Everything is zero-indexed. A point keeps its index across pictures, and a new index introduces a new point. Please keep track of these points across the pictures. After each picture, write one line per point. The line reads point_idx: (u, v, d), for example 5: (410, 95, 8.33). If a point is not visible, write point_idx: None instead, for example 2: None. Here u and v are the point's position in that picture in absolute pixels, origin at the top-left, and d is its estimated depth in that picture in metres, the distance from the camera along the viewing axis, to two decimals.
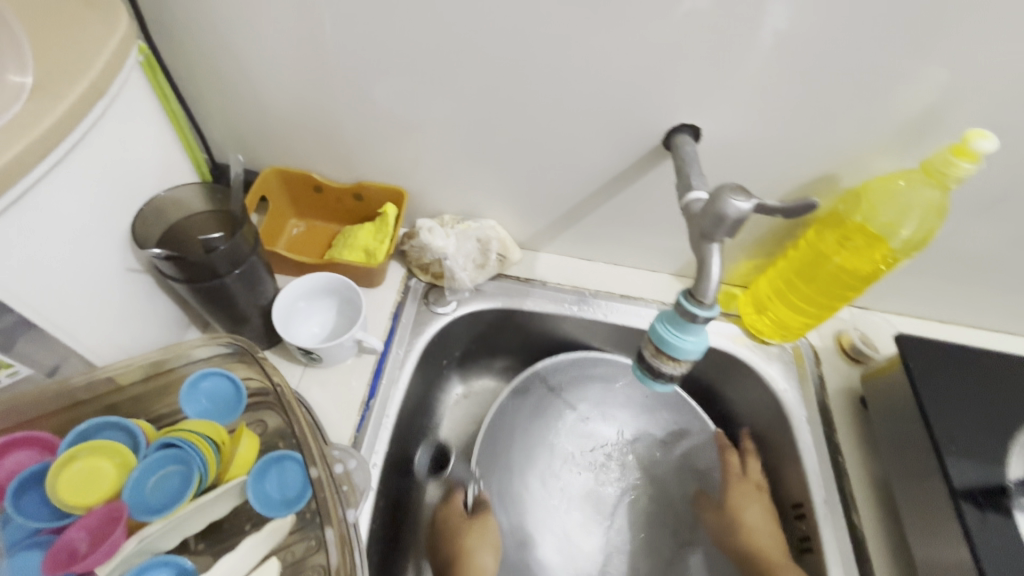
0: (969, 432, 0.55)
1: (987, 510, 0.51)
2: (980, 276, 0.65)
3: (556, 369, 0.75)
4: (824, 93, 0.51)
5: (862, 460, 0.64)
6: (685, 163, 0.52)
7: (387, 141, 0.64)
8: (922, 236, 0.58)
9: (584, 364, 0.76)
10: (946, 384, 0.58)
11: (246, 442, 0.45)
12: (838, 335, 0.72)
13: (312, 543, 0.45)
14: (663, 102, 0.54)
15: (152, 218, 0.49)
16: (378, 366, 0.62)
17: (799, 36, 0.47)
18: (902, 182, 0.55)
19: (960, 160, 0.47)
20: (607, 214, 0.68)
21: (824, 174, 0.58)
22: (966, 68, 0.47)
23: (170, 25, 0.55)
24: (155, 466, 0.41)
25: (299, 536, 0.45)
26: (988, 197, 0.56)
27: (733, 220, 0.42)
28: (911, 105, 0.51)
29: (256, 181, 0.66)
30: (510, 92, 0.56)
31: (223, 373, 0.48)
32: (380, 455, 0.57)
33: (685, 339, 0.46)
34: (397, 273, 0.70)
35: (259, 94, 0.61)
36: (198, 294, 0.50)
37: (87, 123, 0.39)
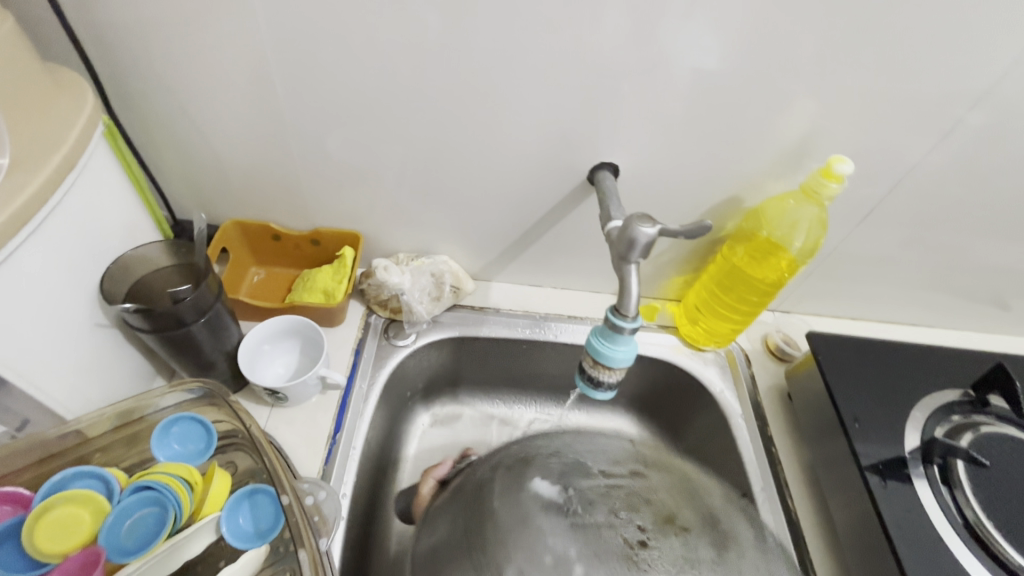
0: (870, 409, 0.64)
1: (889, 478, 0.59)
2: (867, 273, 0.77)
3: (540, 349, 0.79)
4: (717, 128, 0.60)
5: (792, 446, 0.71)
6: (606, 197, 0.59)
7: (342, 189, 0.69)
8: (813, 245, 0.68)
9: (551, 355, 0.79)
10: (849, 373, 0.67)
11: (218, 480, 0.48)
12: (764, 338, 0.80)
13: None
14: (584, 145, 0.62)
15: (119, 275, 0.52)
16: (342, 401, 0.65)
17: (693, 78, 0.56)
18: (791, 201, 0.65)
19: (829, 182, 0.57)
20: (548, 244, 0.75)
21: (729, 197, 0.67)
22: (824, 104, 0.57)
23: (128, 97, 0.59)
24: (132, 507, 0.44)
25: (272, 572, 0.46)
26: (862, 208, 0.67)
27: (643, 243, 0.49)
28: (789, 135, 0.60)
29: (216, 234, 0.70)
30: (450, 139, 0.63)
31: (193, 418, 0.51)
32: (349, 486, 0.60)
33: (617, 348, 0.51)
34: (358, 311, 0.75)
35: (219, 154, 0.65)
36: (166, 343, 0.53)
37: (61, 193, 0.44)
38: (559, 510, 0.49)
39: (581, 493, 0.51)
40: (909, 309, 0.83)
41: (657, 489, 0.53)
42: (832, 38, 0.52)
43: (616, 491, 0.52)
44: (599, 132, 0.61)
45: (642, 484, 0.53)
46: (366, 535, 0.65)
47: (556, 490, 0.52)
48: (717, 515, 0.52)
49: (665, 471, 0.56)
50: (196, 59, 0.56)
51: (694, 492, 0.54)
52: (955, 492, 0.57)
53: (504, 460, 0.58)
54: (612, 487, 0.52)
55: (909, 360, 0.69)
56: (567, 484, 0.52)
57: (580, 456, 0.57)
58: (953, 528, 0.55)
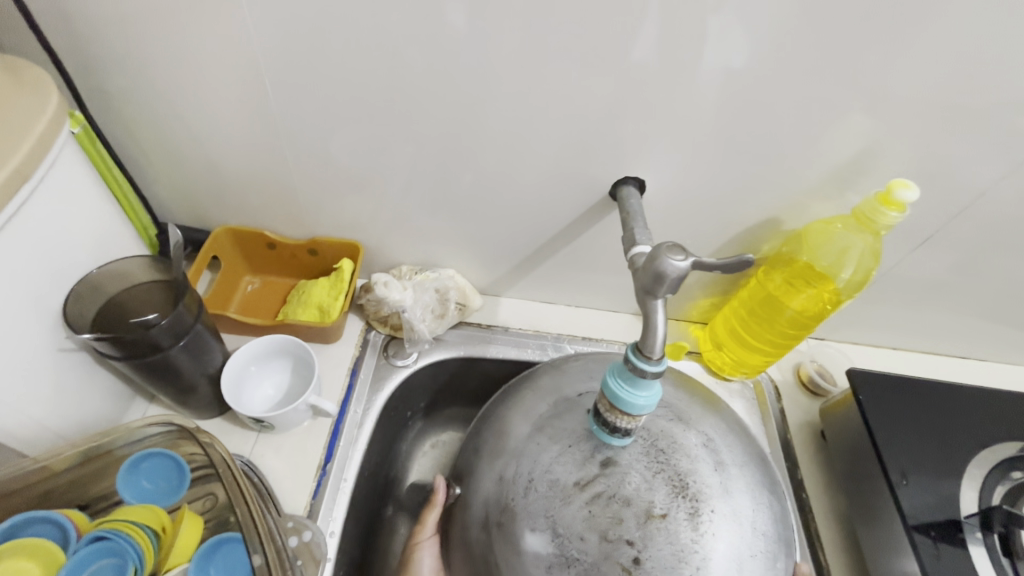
0: (919, 461, 0.57)
1: (941, 540, 0.52)
2: (917, 303, 0.69)
3: None
4: (758, 142, 0.53)
5: (825, 493, 0.64)
6: (630, 216, 0.53)
7: (342, 197, 0.64)
8: (862, 278, 0.61)
9: None
10: (895, 417, 0.60)
11: (188, 524, 0.43)
12: (796, 368, 0.74)
13: None
14: (606, 157, 0.56)
15: (88, 295, 0.48)
16: (335, 428, 0.60)
17: (732, 85, 0.49)
18: (839, 225, 0.58)
19: (888, 209, 0.50)
20: (564, 260, 0.69)
21: (768, 217, 0.60)
22: (884, 118, 0.50)
23: (107, 94, 0.54)
24: (86, 560, 0.40)
25: None
26: (920, 234, 0.60)
27: (673, 278, 0.42)
28: (840, 152, 0.53)
29: (207, 241, 0.66)
30: (459, 146, 0.57)
31: (165, 454, 0.46)
32: (338, 523, 0.55)
33: (638, 394, 0.44)
34: (357, 326, 0.70)
35: (208, 156, 0.60)
36: (141, 370, 0.48)
37: (14, 207, 0.39)
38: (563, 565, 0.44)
39: (571, 533, 0.45)
40: (961, 342, 0.75)
41: (629, 477, 0.46)
42: (900, 44, 0.45)
43: (596, 506, 0.45)
44: (624, 142, 0.55)
45: (614, 478, 0.46)
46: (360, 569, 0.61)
47: (547, 540, 0.45)
48: (687, 478, 0.46)
49: (633, 436, 0.49)
50: (179, 54, 0.51)
51: (661, 455, 0.48)
52: (1018, 563, 0.51)
53: (484, 506, 0.51)
54: (591, 498, 0.46)
55: (967, 405, 0.61)
56: (551, 522, 0.46)
57: (548, 455, 0.49)
58: None
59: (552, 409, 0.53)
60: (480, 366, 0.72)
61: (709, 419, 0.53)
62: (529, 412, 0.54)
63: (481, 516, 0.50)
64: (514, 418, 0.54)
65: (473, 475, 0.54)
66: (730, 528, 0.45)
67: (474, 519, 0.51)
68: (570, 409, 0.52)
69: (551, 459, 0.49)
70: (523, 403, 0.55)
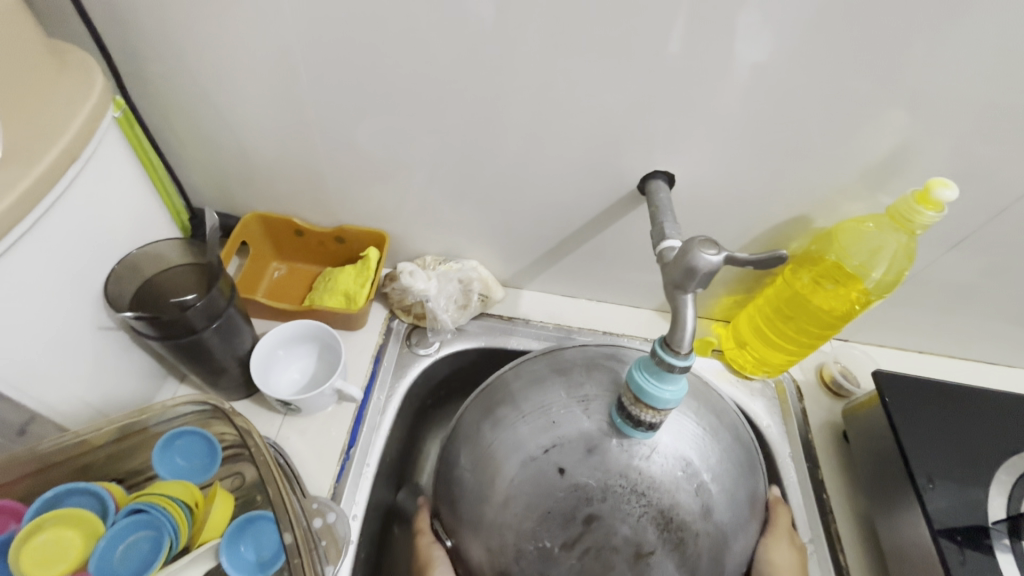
0: (946, 466, 0.56)
1: (967, 548, 0.52)
2: (947, 306, 0.68)
3: None
4: (791, 139, 0.53)
5: (846, 496, 0.64)
6: (659, 210, 0.53)
7: (370, 185, 0.64)
8: (894, 278, 0.60)
9: None
10: (923, 421, 0.59)
11: (220, 501, 0.44)
12: (819, 368, 0.73)
13: None
14: (636, 151, 0.56)
15: (126, 274, 0.49)
16: (359, 413, 0.61)
17: (768, 79, 0.48)
18: (871, 225, 0.57)
19: (924, 208, 0.49)
20: (588, 254, 0.69)
21: (797, 215, 0.60)
22: (923, 116, 0.49)
23: (145, 79, 0.55)
24: (125, 531, 0.41)
25: None
26: (954, 236, 0.59)
27: (704, 272, 0.42)
28: (875, 150, 0.52)
29: (237, 227, 0.67)
30: (488, 137, 0.57)
31: (198, 432, 0.48)
32: (360, 506, 0.56)
33: (664, 388, 0.44)
34: (380, 315, 0.70)
35: (240, 143, 0.61)
36: (175, 350, 0.50)
37: (62, 187, 0.41)
38: None
39: None
40: (990, 348, 0.73)
41: (615, 528, 0.47)
42: (947, 39, 0.44)
43: (588, 562, 0.47)
44: (655, 135, 0.54)
45: (600, 534, 0.47)
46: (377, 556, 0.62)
47: None
48: (666, 514, 0.47)
49: (609, 489, 0.48)
50: (215, 39, 0.51)
51: (640, 497, 0.47)
52: None
53: (480, 569, 0.51)
54: (581, 556, 0.47)
55: (998, 410, 0.60)
56: None
57: (527, 511, 0.49)
58: None
59: (523, 470, 0.50)
60: (500, 356, 0.73)
61: (679, 426, 0.50)
62: (500, 475, 0.50)
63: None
64: (485, 480, 0.51)
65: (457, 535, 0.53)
66: (712, 538, 0.48)
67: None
68: (537, 461, 0.49)
69: (530, 517, 0.48)
70: (490, 459, 0.52)
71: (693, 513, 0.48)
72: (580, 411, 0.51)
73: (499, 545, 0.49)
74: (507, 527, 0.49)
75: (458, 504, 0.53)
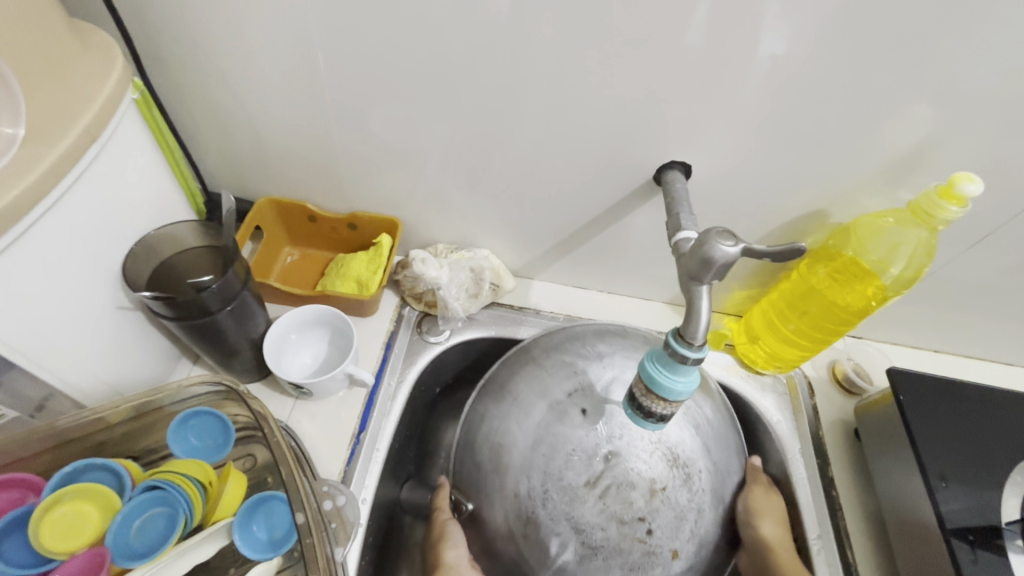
0: (960, 465, 0.56)
1: (979, 548, 0.51)
2: (966, 304, 0.67)
3: None
4: (812, 131, 0.52)
5: (855, 493, 0.63)
6: (675, 200, 0.52)
7: (383, 172, 0.64)
8: (913, 274, 0.59)
9: None
10: (937, 420, 0.58)
11: (234, 481, 0.45)
12: (832, 365, 0.72)
13: None
14: (653, 141, 0.55)
15: (142, 256, 0.50)
16: (370, 398, 0.62)
17: (790, 69, 0.47)
18: (891, 220, 0.56)
19: (948, 203, 0.48)
20: (600, 245, 0.69)
21: (815, 209, 0.59)
22: (949, 109, 0.48)
23: (162, 61, 0.55)
24: (140, 508, 0.41)
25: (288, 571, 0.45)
26: (975, 233, 0.57)
27: (721, 263, 0.41)
28: (898, 144, 0.51)
29: (251, 211, 0.67)
30: (503, 124, 0.56)
31: (212, 413, 0.48)
32: (370, 490, 0.57)
33: (676, 379, 0.44)
34: (391, 302, 0.71)
35: (255, 127, 0.61)
36: (190, 331, 0.50)
37: (81, 167, 0.41)
38: (593, 553, 0.51)
39: (592, 527, 0.51)
40: (1008, 348, 0.72)
41: (632, 464, 0.52)
42: (979, 29, 0.42)
43: (608, 498, 0.51)
44: (672, 125, 0.53)
45: (619, 469, 0.52)
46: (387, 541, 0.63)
47: (574, 542, 0.51)
48: (673, 450, 0.54)
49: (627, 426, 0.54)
50: (232, 22, 0.51)
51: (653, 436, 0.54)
52: None
53: (506, 518, 0.55)
54: (602, 494, 0.51)
55: (1016, 411, 0.59)
56: (574, 523, 0.51)
57: (550, 456, 0.54)
58: None
59: (547, 416, 0.56)
60: (510, 344, 0.73)
61: None
62: (525, 425, 0.56)
63: (505, 525, 0.55)
64: (511, 431, 0.57)
65: (484, 491, 0.57)
66: (710, 475, 0.56)
67: (500, 531, 0.55)
68: (557, 407, 0.56)
69: (554, 464, 0.53)
70: (515, 409, 0.58)
71: (694, 448, 0.55)
72: (593, 366, 0.58)
73: (526, 493, 0.54)
74: (534, 468, 0.54)
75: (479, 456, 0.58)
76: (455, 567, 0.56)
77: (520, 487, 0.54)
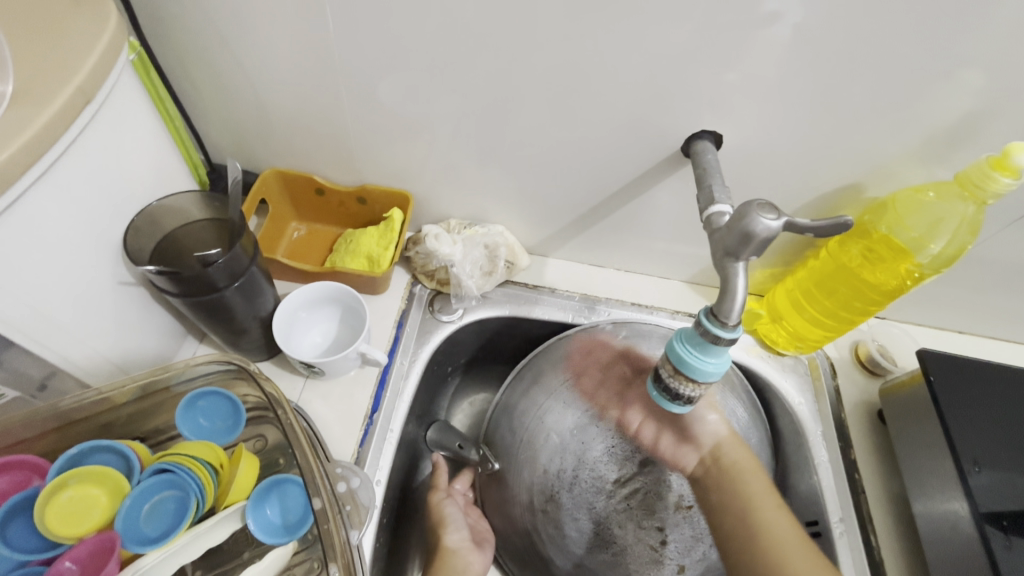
0: (993, 451, 0.54)
1: (1013, 535, 0.50)
2: (1002, 285, 0.64)
3: None
4: (855, 100, 0.48)
5: (878, 476, 0.62)
6: (706, 173, 0.49)
7: (393, 143, 0.61)
8: (954, 253, 0.56)
9: None
10: (970, 404, 0.56)
11: (246, 463, 0.44)
12: (855, 346, 0.70)
13: (316, 564, 0.42)
14: (682, 110, 0.52)
15: (145, 229, 0.47)
16: (382, 378, 0.60)
17: (839, 30, 0.43)
18: (931, 194, 0.54)
19: (1000, 175, 0.46)
20: (619, 222, 0.66)
21: (849, 183, 0.56)
22: (1008, 74, 0.44)
23: (160, 22, 0.52)
24: (150, 491, 0.40)
25: (303, 556, 0.42)
26: (1021, 209, 0.54)
27: (762, 239, 0.39)
28: (947, 114, 0.48)
29: (255, 183, 0.64)
30: (523, 92, 0.53)
31: (221, 393, 0.46)
32: (384, 472, 0.55)
33: (707, 360, 0.42)
34: (402, 279, 0.68)
35: (259, 93, 0.58)
36: (197, 308, 0.48)
37: (77, 129, 0.38)
38: (603, 547, 0.59)
39: (610, 520, 0.59)
40: None
41: (664, 473, 0.59)
42: None
43: (634, 498, 0.60)
44: (706, 93, 0.50)
45: (652, 475, 0.59)
46: (405, 496, 0.64)
47: (589, 531, 0.59)
48: None
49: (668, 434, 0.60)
50: None
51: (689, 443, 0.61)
52: None
53: (528, 493, 0.60)
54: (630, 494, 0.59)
55: None
56: (595, 512, 0.59)
57: (585, 444, 0.60)
58: None
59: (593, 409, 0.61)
60: (525, 323, 0.71)
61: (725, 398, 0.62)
62: (569, 408, 0.61)
63: (523, 497, 0.60)
64: (551, 418, 0.61)
65: (514, 458, 0.61)
66: None
67: (520, 501, 0.60)
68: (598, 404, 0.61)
69: (592, 452, 0.60)
70: (562, 399, 0.62)
71: None
72: (631, 369, 0.62)
73: (552, 467, 0.60)
74: (568, 456, 0.60)
75: (513, 442, 0.62)
76: (459, 550, 0.57)
77: (547, 463, 0.60)
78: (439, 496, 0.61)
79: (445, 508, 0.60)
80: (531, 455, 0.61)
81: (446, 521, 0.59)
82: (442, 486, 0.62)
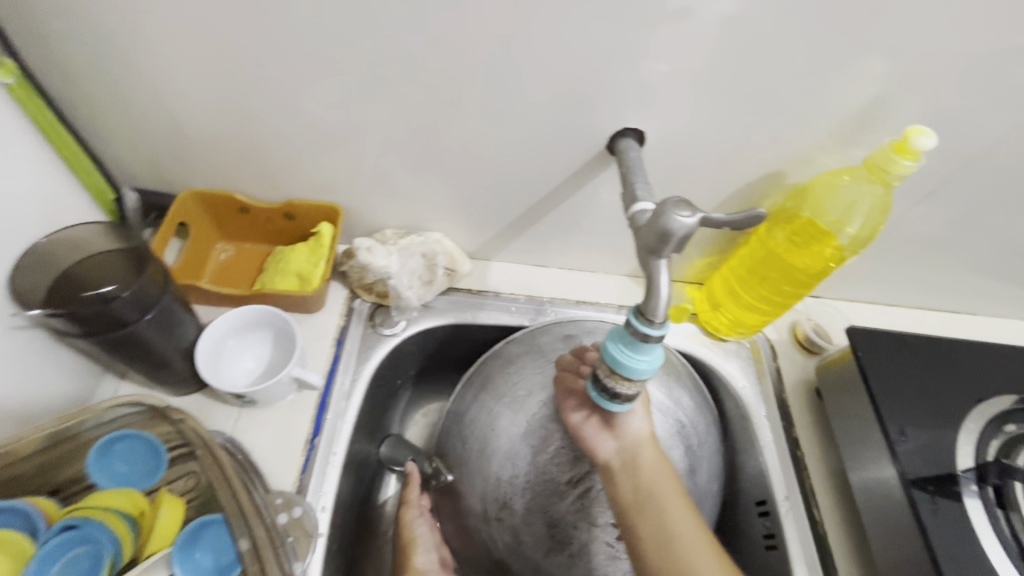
0: (918, 418, 0.57)
1: (938, 497, 0.52)
2: (919, 258, 0.68)
3: None
4: (766, 91, 0.49)
5: (818, 451, 0.65)
6: (629, 170, 0.50)
7: (317, 156, 0.59)
8: (869, 233, 0.59)
9: None
10: (895, 375, 0.59)
11: (169, 506, 0.41)
12: (792, 326, 0.73)
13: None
14: (603, 108, 0.52)
15: (34, 267, 0.44)
16: (322, 400, 0.58)
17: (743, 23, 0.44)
18: (847, 178, 0.56)
19: (902, 157, 0.48)
20: (556, 221, 0.66)
21: (771, 171, 0.57)
22: (904, 60, 0.46)
23: (43, 39, 0.48)
24: (58, 550, 0.36)
25: None
26: (928, 186, 0.57)
27: (679, 236, 0.39)
28: (853, 101, 0.50)
29: (173, 206, 0.61)
30: (443, 97, 0.52)
31: (139, 435, 0.44)
32: (328, 498, 0.54)
33: (639, 358, 0.42)
34: (340, 295, 0.66)
35: (165, 111, 0.55)
36: (106, 347, 0.45)
37: None
38: (557, 550, 0.57)
39: (564, 522, 0.57)
40: (958, 297, 0.74)
41: None
42: None
43: (587, 499, 0.57)
44: (624, 90, 0.50)
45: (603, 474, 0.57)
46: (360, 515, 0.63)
47: (543, 535, 0.57)
48: None
49: None
50: None
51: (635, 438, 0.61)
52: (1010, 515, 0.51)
53: (482, 501, 0.59)
54: (582, 494, 0.57)
55: (966, 361, 0.61)
56: (549, 516, 0.57)
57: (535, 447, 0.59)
58: (1009, 556, 0.50)
59: (542, 410, 0.59)
60: (473, 329, 0.70)
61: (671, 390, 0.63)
62: (519, 413, 0.60)
63: (475, 505, 0.60)
64: (499, 425, 0.60)
65: (465, 467, 0.61)
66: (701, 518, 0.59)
67: (474, 509, 0.60)
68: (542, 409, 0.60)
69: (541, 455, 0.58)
70: (510, 405, 0.60)
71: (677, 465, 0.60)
72: None
73: (505, 473, 0.58)
74: (520, 458, 0.58)
75: (464, 452, 0.61)
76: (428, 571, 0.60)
77: (500, 469, 0.59)
78: (405, 513, 0.64)
79: (413, 523, 0.63)
80: (483, 462, 0.59)
81: (416, 540, 0.62)
82: (413, 500, 0.64)
